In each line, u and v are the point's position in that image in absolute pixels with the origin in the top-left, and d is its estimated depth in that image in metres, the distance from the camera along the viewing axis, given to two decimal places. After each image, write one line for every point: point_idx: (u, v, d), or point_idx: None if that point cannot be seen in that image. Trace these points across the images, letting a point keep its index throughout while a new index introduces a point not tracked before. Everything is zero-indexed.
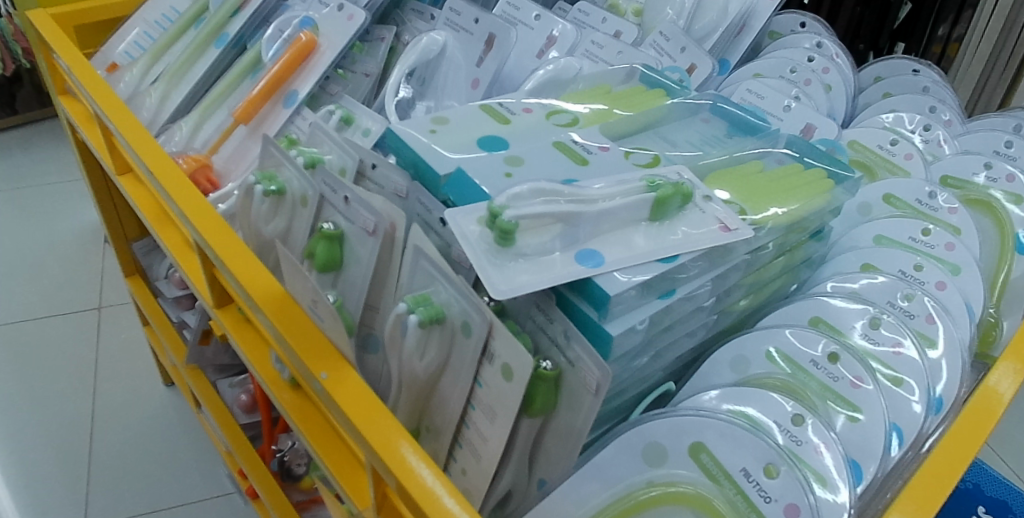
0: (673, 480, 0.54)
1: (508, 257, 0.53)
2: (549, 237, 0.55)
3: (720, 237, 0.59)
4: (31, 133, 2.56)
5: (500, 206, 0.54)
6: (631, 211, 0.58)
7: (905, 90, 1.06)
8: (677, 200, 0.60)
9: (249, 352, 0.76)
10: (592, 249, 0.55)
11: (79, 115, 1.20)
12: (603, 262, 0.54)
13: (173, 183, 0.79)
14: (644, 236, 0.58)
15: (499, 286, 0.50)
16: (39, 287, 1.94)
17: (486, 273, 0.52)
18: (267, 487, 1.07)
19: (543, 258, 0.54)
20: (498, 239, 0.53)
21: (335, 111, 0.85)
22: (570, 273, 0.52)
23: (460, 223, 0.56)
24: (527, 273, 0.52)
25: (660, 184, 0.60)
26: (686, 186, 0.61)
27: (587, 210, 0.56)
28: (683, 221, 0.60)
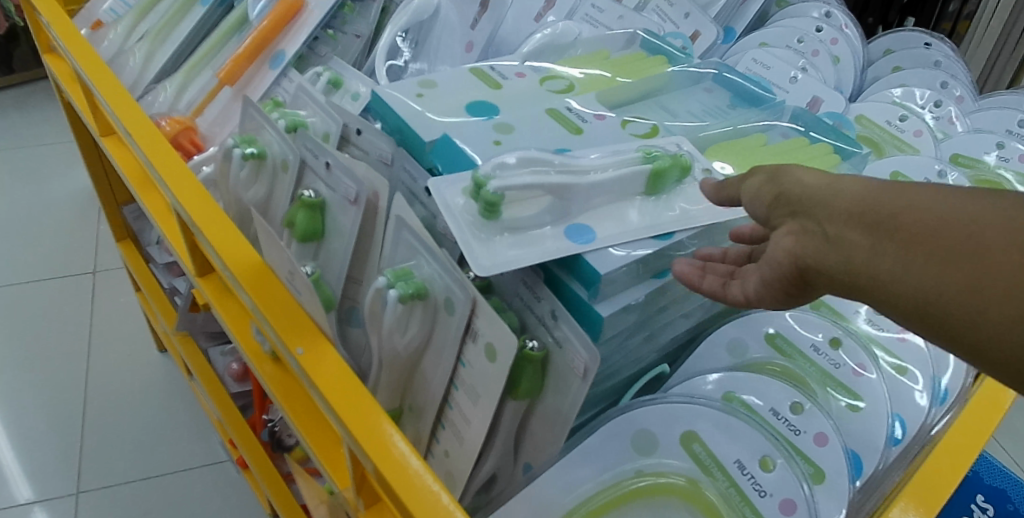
0: (662, 471, 0.52)
1: (493, 232, 0.50)
2: (537, 210, 0.52)
3: (720, 214, 0.56)
4: (27, 93, 2.51)
5: (486, 176, 0.51)
6: (624, 184, 0.55)
7: (916, 64, 1.01)
8: (674, 173, 0.57)
9: (231, 322, 0.74)
10: (582, 224, 0.53)
11: (62, 75, 1.16)
12: (594, 239, 0.51)
13: (151, 146, 0.76)
14: (639, 212, 0.55)
15: (480, 261, 0.48)
16: (33, 250, 1.91)
17: (468, 247, 0.49)
18: (256, 457, 1.07)
19: (530, 232, 0.51)
20: (484, 211, 0.50)
21: (323, 73, 0.81)
22: (557, 249, 0.50)
23: (443, 193, 0.53)
24: (514, 248, 0.50)
25: (658, 155, 0.57)
26: (685, 158, 0.58)
27: (580, 182, 0.52)
28: (679, 196, 0.57)
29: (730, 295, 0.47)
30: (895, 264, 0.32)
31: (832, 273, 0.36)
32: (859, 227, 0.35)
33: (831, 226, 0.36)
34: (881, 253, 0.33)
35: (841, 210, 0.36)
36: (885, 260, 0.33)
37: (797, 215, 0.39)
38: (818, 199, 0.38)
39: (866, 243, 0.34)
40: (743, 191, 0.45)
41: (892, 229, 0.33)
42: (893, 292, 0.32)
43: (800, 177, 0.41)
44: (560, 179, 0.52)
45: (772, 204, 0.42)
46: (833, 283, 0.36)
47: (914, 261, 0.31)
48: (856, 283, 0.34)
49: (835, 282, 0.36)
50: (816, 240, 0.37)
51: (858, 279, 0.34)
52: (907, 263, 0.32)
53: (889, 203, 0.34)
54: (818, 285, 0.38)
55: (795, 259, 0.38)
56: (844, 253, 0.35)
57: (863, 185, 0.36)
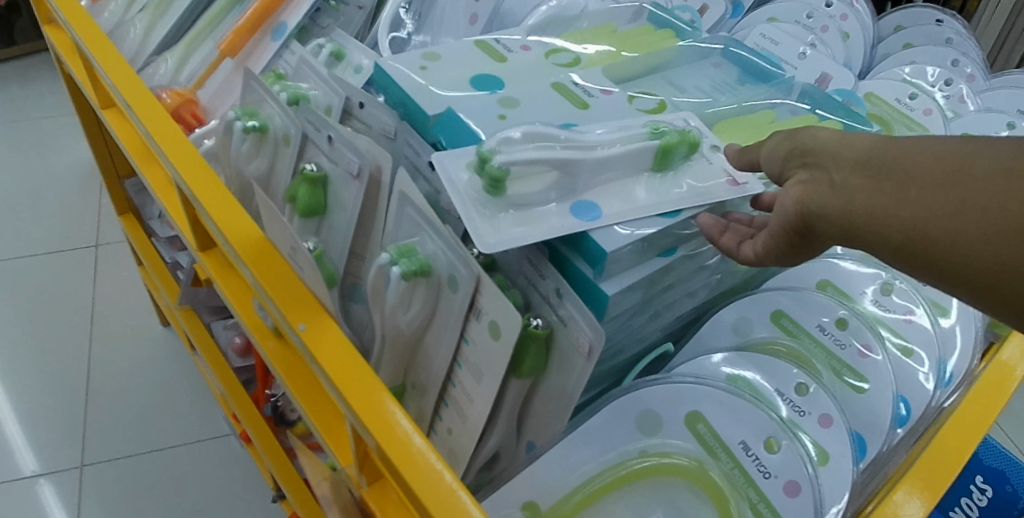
0: (666, 452, 0.51)
1: (498, 208, 0.50)
2: (542, 185, 0.51)
3: (729, 193, 0.55)
4: (28, 65, 2.48)
5: (491, 151, 0.50)
6: (632, 160, 0.54)
7: (928, 41, 0.99)
8: (683, 150, 0.56)
9: (232, 297, 0.74)
10: (589, 201, 0.52)
11: (62, 46, 1.14)
12: (601, 216, 0.50)
13: (152, 118, 0.75)
14: (646, 189, 0.54)
15: (485, 238, 0.47)
16: (35, 223, 1.91)
17: (472, 224, 0.49)
18: (258, 430, 1.07)
19: (536, 208, 0.50)
20: (488, 187, 0.49)
21: (324, 46, 0.80)
22: (562, 225, 0.49)
23: (448, 169, 0.52)
24: (520, 224, 0.49)
25: (666, 132, 0.56)
26: (693, 135, 0.57)
27: (586, 157, 0.51)
28: (687, 173, 0.56)
29: (743, 253, 0.52)
30: (890, 201, 0.39)
31: (836, 215, 0.43)
32: (863, 174, 0.42)
33: (837, 175, 0.43)
34: (878, 194, 0.40)
35: (848, 160, 0.43)
36: (880, 200, 0.40)
37: (810, 167, 0.46)
38: (829, 151, 0.45)
39: (867, 186, 0.41)
40: (762, 153, 0.52)
41: (891, 173, 0.40)
42: (886, 226, 0.39)
43: (814, 134, 0.47)
44: (567, 154, 0.51)
45: (788, 158, 0.49)
46: (835, 224, 0.43)
47: (907, 197, 0.39)
48: (854, 221, 0.42)
49: (838, 222, 0.43)
50: (824, 187, 0.44)
51: (859, 217, 0.41)
52: (899, 202, 0.39)
53: (890, 152, 0.41)
54: (820, 229, 0.45)
55: (804, 203, 0.45)
56: (848, 195, 0.42)
57: (868, 140, 0.43)
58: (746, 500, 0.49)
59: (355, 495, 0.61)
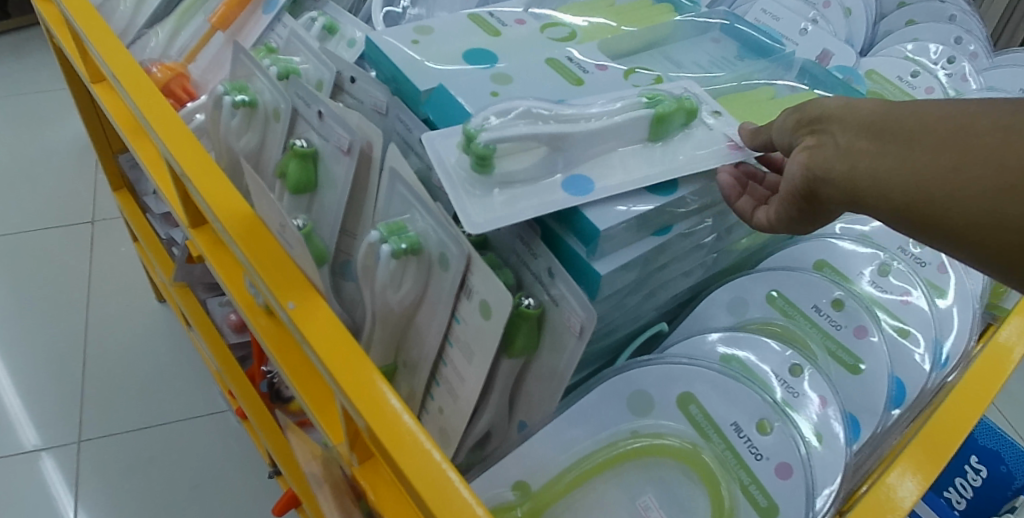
0: (658, 433, 0.51)
1: (488, 186, 0.49)
2: (532, 161, 0.50)
3: (727, 159, 0.55)
4: (22, 39, 2.44)
5: (477, 128, 0.49)
6: (632, 128, 0.54)
7: (931, 18, 0.96)
8: (679, 118, 0.55)
9: (224, 275, 0.73)
10: (580, 175, 0.51)
11: (52, 19, 1.12)
12: (593, 190, 0.49)
13: (141, 92, 0.74)
14: (643, 158, 0.53)
15: (473, 218, 0.47)
16: (31, 198, 1.89)
17: (460, 204, 0.48)
18: (254, 406, 1.07)
19: (526, 185, 0.49)
20: (475, 165, 0.49)
21: (317, 19, 0.78)
22: (552, 201, 0.48)
23: (437, 146, 0.51)
24: (509, 202, 0.48)
25: (662, 100, 0.55)
26: (690, 102, 0.56)
27: (575, 131, 0.50)
28: (684, 141, 0.56)
29: (756, 218, 0.53)
30: (893, 161, 0.39)
31: (840, 178, 0.43)
32: (868, 135, 0.41)
33: (842, 138, 0.43)
34: (882, 155, 0.40)
35: (853, 122, 0.43)
36: (883, 159, 0.40)
37: (817, 132, 0.46)
38: (835, 114, 0.45)
39: (871, 147, 0.41)
40: (774, 129, 0.52)
41: (895, 132, 0.40)
42: (888, 185, 0.39)
43: (822, 99, 0.47)
44: (555, 129, 0.50)
45: (795, 123, 0.49)
46: (837, 188, 0.43)
47: (910, 157, 0.38)
48: (857, 183, 0.41)
49: (841, 185, 0.43)
50: (829, 150, 0.44)
51: (861, 179, 0.41)
52: (902, 162, 0.39)
53: (894, 112, 0.40)
54: (825, 193, 0.45)
55: (808, 167, 0.45)
56: (852, 158, 0.42)
57: (875, 102, 0.43)
58: (737, 482, 0.48)
59: (346, 473, 0.61)
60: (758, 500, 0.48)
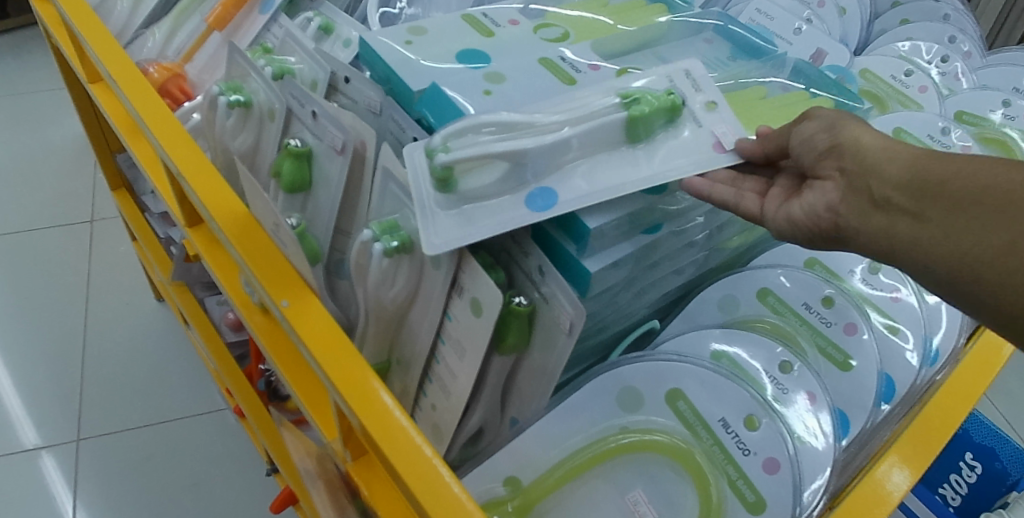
0: (647, 428, 0.51)
1: (451, 205, 0.49)
2: (495, 177, 0.49)
3: (710, 162, 0.55)
4: (23, 39, 2.45)
5: (438, 144, 0.48)
6: (606, 132, 0.52)
7: (925, 17, 0.97)
8: (659, 117, 0.54)
9: (220, 274, 0.74)
10: (549, 184, 0.50)
11: (50, 19, 1.12)
12: (554, 203, 0.49)
13: (136, 92, 0.74)
14: (619, 162, 0.52)
15: (430, 241, 0.48)
16: (31, 198, 1.90)
17: (422, 224, 0.49)
18: (251, 405, 1.08)
19: (490, 201, 0.49)
20: (438, 183, 0.49)
21: (312, 19, 0.79)
22: (511, 218, 0.48)
23: (415, 157, 0.52)
24: (469, 221, 0.49)
25: (639, 100, 0.53)
26: (673, 99, 0.54)
27: (540, 144, 0.49)
28: (666, 142, 0.55)
29: (743, 208, 0.55)
30: (933, 228, 0.43)
31: (871, 229, 0.48)
32: (905, 192, 0.46)
33: (878, 189, 0.48)
34: (920, 216, 0.44)
35: (890, 177, 0.47)
36: (924, 223, 0.44)
37: (852, 174, 0.50)
38: (874, 163, 0.49)
39: (907, 207, 0.45)
40: (795, 135, 0.55)
41: (936, 196, 0.44)
42: (917, 248, 0.44)
43: (861, 139, 0.51)
44: (518, 145, 0.48)
45: (828, 156, 0.53)
46: (872, 240, 0.48)
47: (944, 226, 0.43)
48: (894, 240, 0.46)
49: (876, 240, 0.47)
50: (866, 201, 0.49)
51: (898, 238, 0.45)
52: (937, 229, 0.43)
53: (936, 175, 0.45)
54: (851, 237, 0.50)
55: (843, 215, 0.50)
56: (890, 216, 0.46)
57: (915, 159, 0.47)
58: (725, 477, 0.49)
59: (340, 469, 0.62)
60: (746, 495, 0.48)
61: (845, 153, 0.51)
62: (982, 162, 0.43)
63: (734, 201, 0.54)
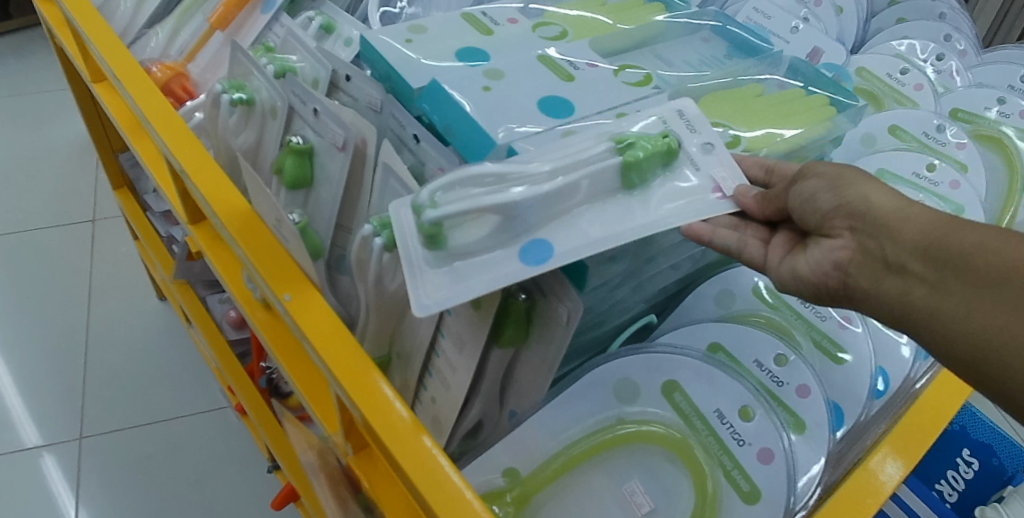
0: (644, 420, 0.52)
1: (441, 262, 0.46)
2: (484, 233, 0.46)
3: (710, 211, 0.51)
4: (25, 40, 2.46)
5: (425, 199, 0.45)
6: (598, 179, 0.49)
7: (921, 16, 0.98)
8: (654, 164, 0.51)
9: (222, 270, 0.74)
10: (543, 238, 0.47)
11: (53, 20, 1.13)
12: (548, 258, 0.46)
13: (141, 91, 0.75)
14: (615, 210, 0.49)
15: (419, 301, 0.44)
16: (33, 197, 1.91)
17: (411, 282, 0.45)
18: (252, 404, 1.09)
19: (481, 256, 0.46)
20: (426, 241, 0.45)
21: (314, 19, 0.80)
22: (504, 274, 0.45)
23: (399, 208, 0.48)
24: (460, 278, 0.45)
25: (634, 143, 0.50)
26: (669, 142, 0.52)
27: (533, 195, 0.46)
28: (662, 187, 0.51)
29: (744, 254, 0.55)
30: (956, 304, 0.42)
31: (885, 295, 0.46)
32: (923, 261, 0.44)
33: (891, 254, 0.46)
34: (941, 289, 0.43)
35: (906, 243, 0.46)
36: (945, 297, 0.43)
37: (862, 236, 0.48)
38: (887, 225, 0.47)
39: (927, 277, 0.44)
40: (792, 196, 0.53)
41: (958, 269, 0.43)
42: (940, 323, 0.43)
43: (869, 196, 0.49)
44: (511, 197, 0.45)
45: (834, 212, 0.50)
46: (886, 307, 0.46)
47: (968, 302, 0.41)
48: (912, 311, 0.44)
49: (891, 309, 0.46)
50: (878, 264, 0.47)
51: (916, 309, 0.44)
52: (961, 304, 0.42)
53: (957, 246, 0.43)
54: (861, 299, 0.48)
55: (852, 275, 0.48)
56: (906, 285, 0.45)
57: (931, 224, 0.46)
58: (720, 467, 0.50)
59: (341, 462, 0.62)
60: (740, 485, 0.49)
61: (851, 211, 0.49)
62: (1006, 237, 0.42)
63: (738, 245, 0.54)
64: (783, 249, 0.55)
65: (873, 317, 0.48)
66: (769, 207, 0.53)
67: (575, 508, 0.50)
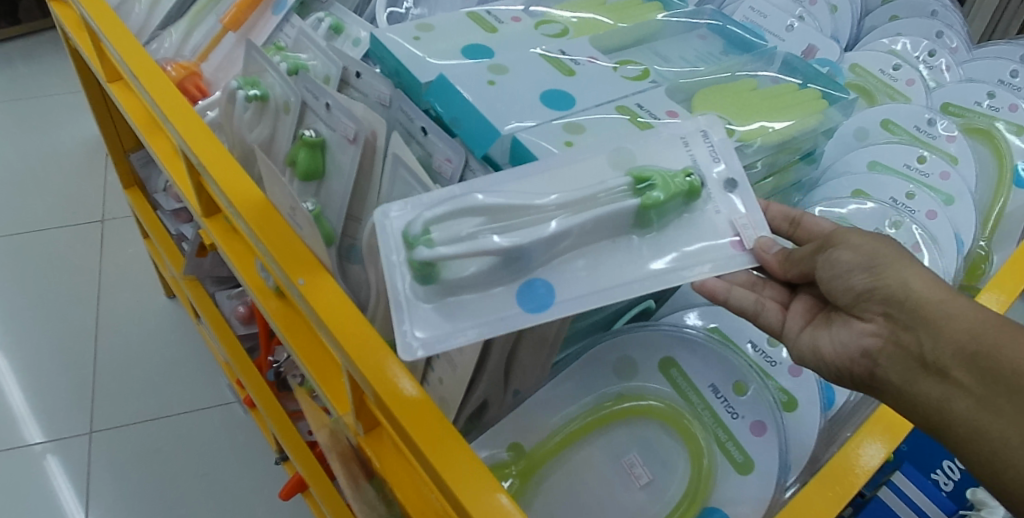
0: (642, 394, 0.55)
1: (429, 297, 0.46)
2: (479, 267, 0.46)
3: (726, 263, 0.51)
4: (33, 44, 2.49)
5: (418, 233, 0.45)
6: (609, 224, 0.49)
7: (912, 14, 1.00)
8: (672, 203, 0.50)
9: (236, 261, 0.77)
10: (538, 278, 0.48)
11: (69, 22, 1.16)
12: (547, 304, 0.47)
13: (160, 89, 0.78)
14: (624, 256, 0.49)
15: (406, 342, 0.44)
16: (43, 198, 1.94)
17: (398, 317, 0.45)
18: (263, 397, 1.13)
19: (476, 293, 0.46)
20: (418, 274, 0.45)
21: (324, 19, 0.83)
22: (504, 316, 0.46)
23: (388, 226, 0.48)
24: (450, 318, 0.46)
25: (653, 183, 0.50)
26: (691, 181, 0.51)
27: (529, 241, 0.46)
28: (677, 227, 0.51)
29: (761, 318, 0.57)
30: (999, 426, 0.40)
31: (919, 397, 0.45)
32: (967, 369, 0.42)
33: (930, 353, 0.45)
34: (987, 405, 0.41)
35: (948, 344, 0.44)
36: (990, 415, 0.41)
37: (898, 326, 0.47)
38: (929, 319, 0.45)
39: (971, 388, 0.42)
40: (819, 266, 0.53)
41: (1009, 389, 0.40)
42: (983, 443, 0.41)
43: (909, 282, 0.48)
44: (504, 242, 0.45)
45: (868, 294, 0.49)
46: (919, 409, 0.45)
47: (1020, 428, 0.39)
48: (951, 423, 0.43)
49: (926, 413, 0.44)
50: (912, 360, 0.46)
51: (954, 421, 0.42)
52: (1010, 429, 0.40)
53: (1011, 362, 0.41)
54: (890, 393, 0.47)
55: (885, 367, 0.48)
56: (947, 393, 0.43)
57: (978, 325, 0.43)
58: (714, 438, 0.53)
59: (350, 441, 0.65)
60: (735, 456, 0.52)
61: (889, 296, 0.48)
62: None
63: (753, 308, 0.57)
64: (803, 317, 0.56)
65: (902, 416, 0.46)
66: (792, 269, 0.54)
67: (575, 485, 0.53)
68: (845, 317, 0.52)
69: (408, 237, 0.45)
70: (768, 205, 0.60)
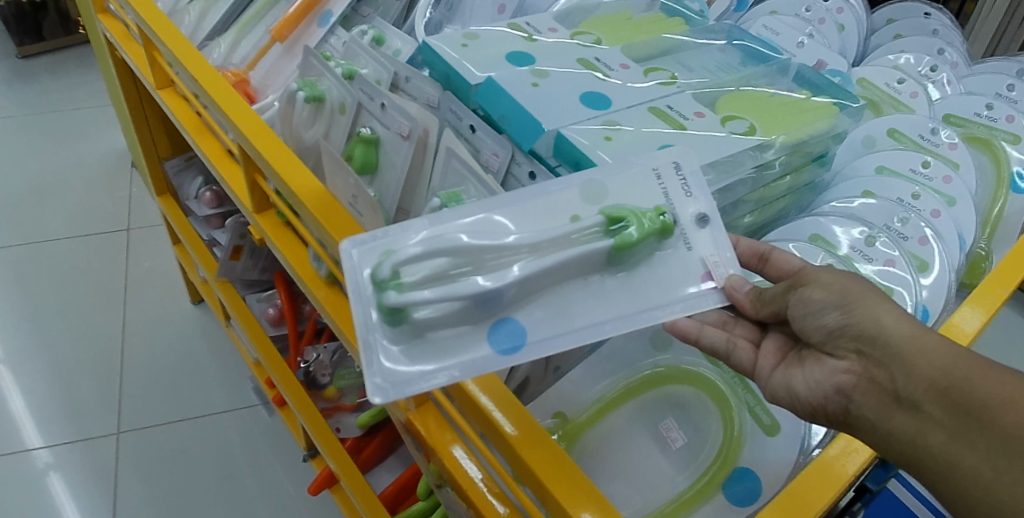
0: (680, 364, 0.64)
1: (397, 339, 0.49)
2: (448, 312, 0.49)
3: (695, 302, 0.52)
4: (58, 60, 2.57)
5: (387, 276, 0.48)
6: (577, 266, 0.51)
7: (915, 33, 1.06)
8: (648, 241, 0.52)
9: (289, 253, 0.83)
10: (507, 319, 0.50)
11: (117, 33, 1.23)
12: (520, 344, 0.49)
13: (218, 90, 0.84)
14: (592, 301, 0.51)
15: (372, 382, 0.47)
16: (71, 208, 2.01)
17: (366, 358, 0.48)
18: (296, 395, 1.17)
19: (453, 332, 0.49)
20: (388, 316, 0.48)
21: (367, 31, 0.89)
22: (478, 359, 0.48)
23: (355, 268, 0.51)
24: (432, 357, 0.48)
25: (627, 222, 0.52)
26: (664, 219, 0.53)
27: (495, 285, 0.48)
28: (653, 264, 0.53)
29: (732, 357, 0.58)
30: (972, 458, 0.43)
31: (894, 432, 0.47)
32: (940, 403, 0.45)
33: (903, 390, 0.46)
34: (960, 439, 0.43)
35: (920, 380, 0.46)
36: (964, 448, 0.43)
37: (871, 363, 0.49)
38: (902, 355, 0.47)
39: (945, 422, 0.44)
40: (791, 304, 0.54)
41: (981, 424, 0.43)
42: (958, 475, 0.43)
43: (880, 317, 0.49)
44: (469, 285, 0.47)
45: (840, 331, 0.51)
46: (895, 445, 0.47)
47: (991, 461, 0.42)
48: (925, 458, 0.45)
49: (902, 450, 0.46)
50: (885, 397, 0.47)
51: (929, 454, 0.45)
52: (983, 463, 0.42)
53: (982, 397, 0.43)
54: (864, 428, 0.49)
55: (860, 404, 0.49)
56: (922, 428, 0.45)
57: (948, 361, 0.45)
58: (745, 404, 0.61)
59: (400, 418, 0.70)
60: (763, 419, 0.61)
61: (861, 334, 0.50)
62: None
63: (724, 347, 0.59)
64: (774, 357, 0.57)
65: (877, 450, 0.48)
66: (764, 308, 0.54)
67: (618, 445, 0.61)
68: (816, 356, 0.53)
69: (377, 279, 0.48)
70: (737, 238, 0.64)
